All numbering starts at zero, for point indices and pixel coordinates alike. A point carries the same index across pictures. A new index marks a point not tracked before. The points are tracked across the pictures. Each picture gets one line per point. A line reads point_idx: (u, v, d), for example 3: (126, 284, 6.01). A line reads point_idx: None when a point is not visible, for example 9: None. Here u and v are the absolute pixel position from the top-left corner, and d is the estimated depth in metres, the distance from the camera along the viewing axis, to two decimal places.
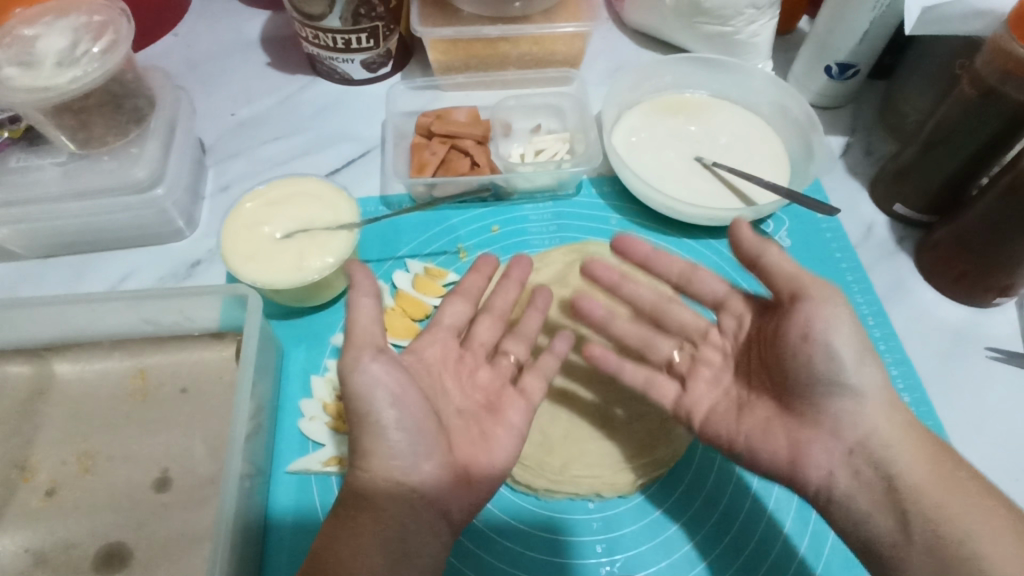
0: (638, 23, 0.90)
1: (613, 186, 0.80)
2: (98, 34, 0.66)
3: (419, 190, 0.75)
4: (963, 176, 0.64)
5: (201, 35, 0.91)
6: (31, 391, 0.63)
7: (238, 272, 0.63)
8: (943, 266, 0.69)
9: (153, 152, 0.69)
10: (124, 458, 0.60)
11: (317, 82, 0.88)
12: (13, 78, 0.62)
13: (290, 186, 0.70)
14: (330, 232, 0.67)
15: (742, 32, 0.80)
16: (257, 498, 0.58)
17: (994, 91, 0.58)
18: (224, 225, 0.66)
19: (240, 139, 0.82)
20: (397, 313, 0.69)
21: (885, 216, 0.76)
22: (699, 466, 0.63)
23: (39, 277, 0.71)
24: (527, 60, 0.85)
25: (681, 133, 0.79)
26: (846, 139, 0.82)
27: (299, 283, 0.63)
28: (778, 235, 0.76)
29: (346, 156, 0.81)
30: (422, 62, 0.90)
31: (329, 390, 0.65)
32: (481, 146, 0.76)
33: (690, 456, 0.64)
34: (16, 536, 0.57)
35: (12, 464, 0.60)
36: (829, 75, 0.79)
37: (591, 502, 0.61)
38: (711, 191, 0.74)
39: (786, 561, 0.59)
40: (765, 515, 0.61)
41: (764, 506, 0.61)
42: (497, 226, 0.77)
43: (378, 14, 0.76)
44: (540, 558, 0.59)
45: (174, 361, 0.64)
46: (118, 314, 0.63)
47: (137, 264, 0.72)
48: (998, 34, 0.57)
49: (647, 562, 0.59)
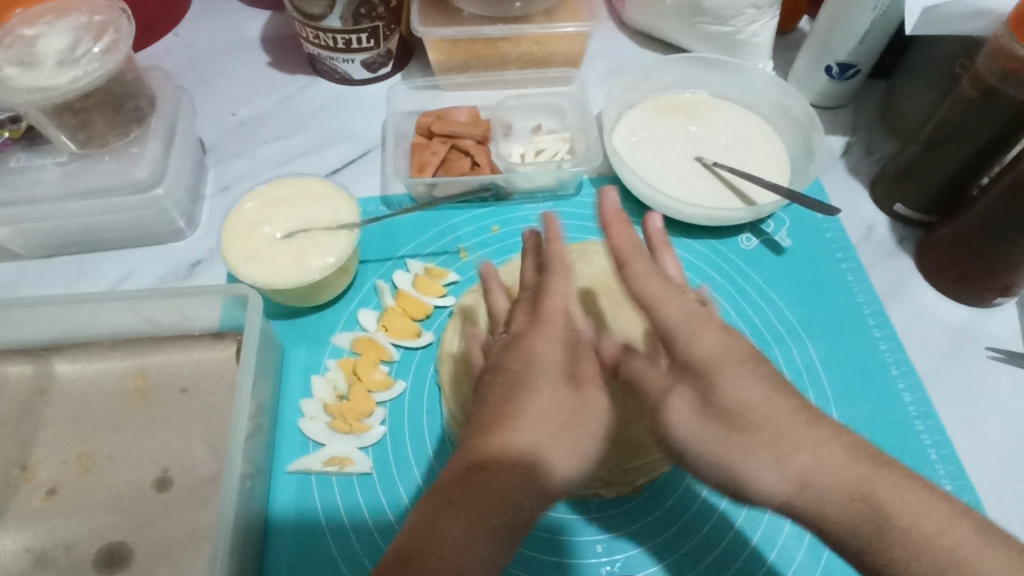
0: (639, 23, 0.90)
1: (614, 186, 0.80)
2: (99, 34, 0.66)
3: (420, 190, 0.75)
4: (964, 176, 0.64)
5: (201, 35, 0.91)
6: (32, 391, 0.63)
7: (238, 272, 0.63)
8: (944, 265, 0.68)
9: (153, 152, 0.69)
10: (124, 458, 0.60)
11: (317, 82, 0.88)
12: (13, 78, 0.62)
13: (290, 186, 0.70)
14: (330, 232, 0.67)
15: (742, 31, 0.80)
16: (257, 497, 0.58)
17: (995, 91, 0.58)
18: (224, 225, 0.66)
19: (240, 139, 0.82)
20: (397, 313, 0.69)
21: (885, 216, 0.76)
22: (689, 484, 0.62)
23: (39, 277, 0.71)
24: (528, 60, 0.85)
25: (681, 133, 0.78)
26: (846, 140, 0.82)
27: (299, 283, 0.63)
28: (778, 235, 0.76)
29: (347, 156, 0.81)
30: (422, 62, 0.90)
31: (329, 390, 0.65)
32: (481, 146, 0.76)
33: (680, 477, 0.63)
34: (16, 536, 0.57)
35: (13, 464, 0.60)
36: (829, 75, 0.79)
37: (592, 501, 0.61)
38: (711, 191, 0.74)
39: (785, 561, 0.59)
40: (753, 536, 0.60)
41: (754, 526, 0.60)
42: (497, 226, 0.77)
43: (378, 14, 0.76)
44: (539, 558, 0.59)
45: (174, 360, 0.64)
46: (118, 314, 0.63)
47: (137, 264, 0.72)
48: (998, 34, 0.57)
49: (647, 562, 0.59)
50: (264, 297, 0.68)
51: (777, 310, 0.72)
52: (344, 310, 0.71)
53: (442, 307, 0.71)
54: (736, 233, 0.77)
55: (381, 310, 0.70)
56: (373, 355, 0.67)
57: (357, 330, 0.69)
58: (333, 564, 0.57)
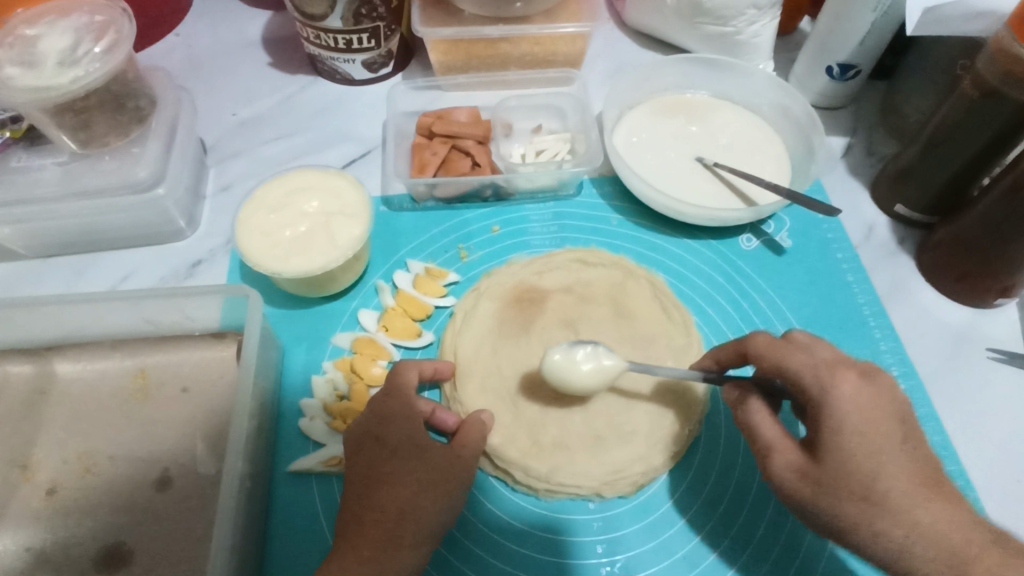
0: (639, 24, 0.90)
1: (614, 186, 0.80)
2: (100, 33, 0.66)
3: (420, 189, 0.75)
4: (965, 177, 0.65)
5: (202, 35, 0.91)
6: (31, 391, 0.63)
7: (263, 270, 0.63)
8: (943, 266, 0.69)
9: (153, 153, 0.69)
10: (123, 457, 0.60)
11: (318, 82, 0.88)
12: (13, 78, 0.62)
13: (307, 176, 0.70)
14: (340, 218, 0.67)
15: (743, 32, 0.80)
16: (257, 498, 0.58)
17: (996, 91, 0.58)
18: (236, 232, 0.65)
19: (241, 138, 0.82)
20: (397, 313, 0.69)
21: (885, 217, 0.76)
22: (702, 458, 0.64)
23: (40, 277, 0.71)
24: (528, 60, 0.85)
25: (682, 133, 0.79)
26: (846, 140, 0.82)
27: (324, 269, 0.64)
28: (778, 235, 0.77)
29: (347, 156, 0.81)
30: (422, 63, 0.90)
31: (330, 390, 0.65)
32: (481, 146, 0.76)
33: (692, 457, 0.64)
34: (16, 535, 0.57)
35: (13, 464, 0.60)
36: (830, 75, 0.79)
37: (592, 502, 0.61)
38: (711, 191, 0.74)
39: (798, 538, 0.60)
40: (767, 512, 0.61)
41: (766, 504, 0.62)
42: (497, 226, 0.77)
43: (379, 14, 0.76)
44: (540, 559, 0.59)
45: (174, 360, 0.64)
46: (119, 314, 0.63)
47: (137, 264, 0.72)
48: (999, 34, 0.57)
49: (647, 561, 0.59)
50: (291, 291, 0.69)
51: (773, 306, 0.72)
52: (345, 310, 0.71)
53: (443, 307, 0.71)
54: (737, 233, 0.77)
55: (381, 310, 0.71)
56: (371, 353, 0.66)
57: (357, 330, 0.69)
58: (317, 561, 0.57)
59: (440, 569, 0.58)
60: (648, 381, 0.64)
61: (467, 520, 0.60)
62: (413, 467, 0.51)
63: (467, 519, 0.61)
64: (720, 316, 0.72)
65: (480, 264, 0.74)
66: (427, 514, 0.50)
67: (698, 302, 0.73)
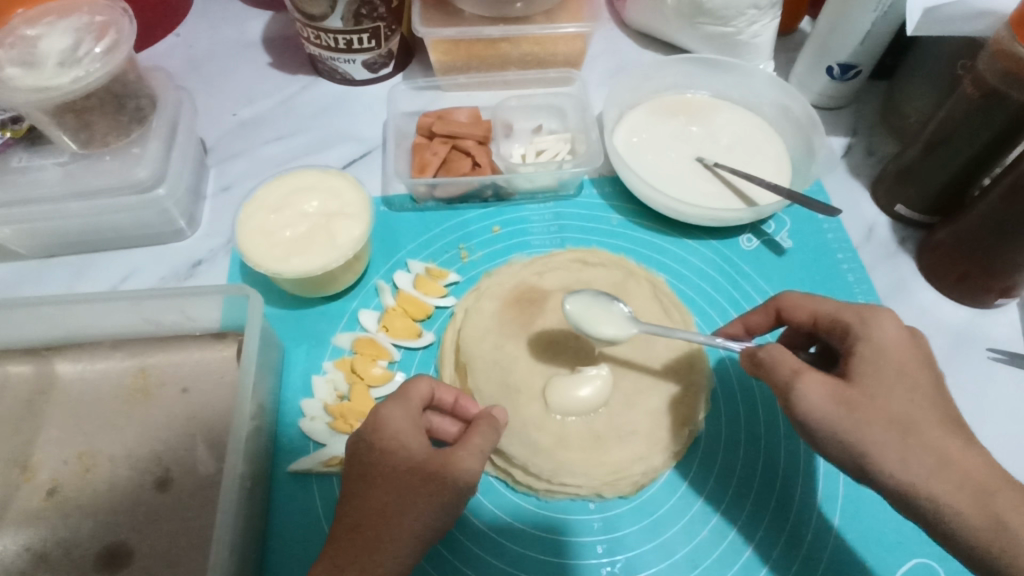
0: (639, 24, 0.90)
1: (614, 186, 0.80)
2: (101, 34, 0.66)
3: (420, 190, 0.75)
4: (965, 177, 0.65)
5: (203, 36, 0.91)
6: (32, 391, 0.63)
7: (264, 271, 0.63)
8: (943, 266, 0.69)
9: (154, 153, 0.69)
10: (124, 457, 0.60)
11: (318, 82, 0.88)
12: (14, 78, 0.62)
13: (307, 176, 0.70)
14: (340, 219, 0.67)
15: (744, 32, 0.80)
16: (257, 498, 0.58)
17: (996, 92, 0.58)
18: (237, 233, 0.65)
19: (241, 138, 0.82)
20: (397, 313, 0.69)
21: (885, 217, 0.76)
22: (703, 458, 0.64)
23: (40, 277, 0.71)
24: (529, 60, 0.85)
25: (682, 133, 0.79)
26: (847, 140, 0.82)
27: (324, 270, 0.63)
28: (778, 236, 0.77)
29: (348, 156, 0.81)
30: (422, 63, 0.90)
31: (330, 390, 0.65)
32: (481, 146, 0.76)
33: (692, 457, 0.64)
34: (16, 535, 0.57)
35: (13, 464, 0.60)
36: (830, 75, 0.79)
37: (592, 502, 0.61)
38: (711, 192, 0.74)
39: (799, 538, 0.60)
40: (767, 512, 0.61)
41: (766, 504, 0.62)
42: (497, 226, 0.77)
43: (379, 14, 0.76)
44: (539, 559, 0.59)
45: (174, 360, 0.65)
46: (120, 314, 0.63)
47: (138, 264, 0.73)
48: (1000, 34, 0.57)
49: (647, 562, 0.59)
50: (291, 292, 0.69)
51: None
52: (345, 310, 0.71)
53: (443, 307, 0.71)
54: (737, 233, 0.77)
55: (381, 310, 0.71)
56: (372, 353, 0.66)
57: (358, 330, 0.69)
58: (316, 562, 0.57)
59: (440, 569, 0.58)
60: (648, 382, 0.64)
61: (467, 521, 0.60)
62: (397, 467, 0.48)
63: (466, 519, 0.61)
64: (721, 317, 0.72)
65: (480, 264, 0.74)
66: (409, 515, 0.46)
67: (699, 302, 0.73)
